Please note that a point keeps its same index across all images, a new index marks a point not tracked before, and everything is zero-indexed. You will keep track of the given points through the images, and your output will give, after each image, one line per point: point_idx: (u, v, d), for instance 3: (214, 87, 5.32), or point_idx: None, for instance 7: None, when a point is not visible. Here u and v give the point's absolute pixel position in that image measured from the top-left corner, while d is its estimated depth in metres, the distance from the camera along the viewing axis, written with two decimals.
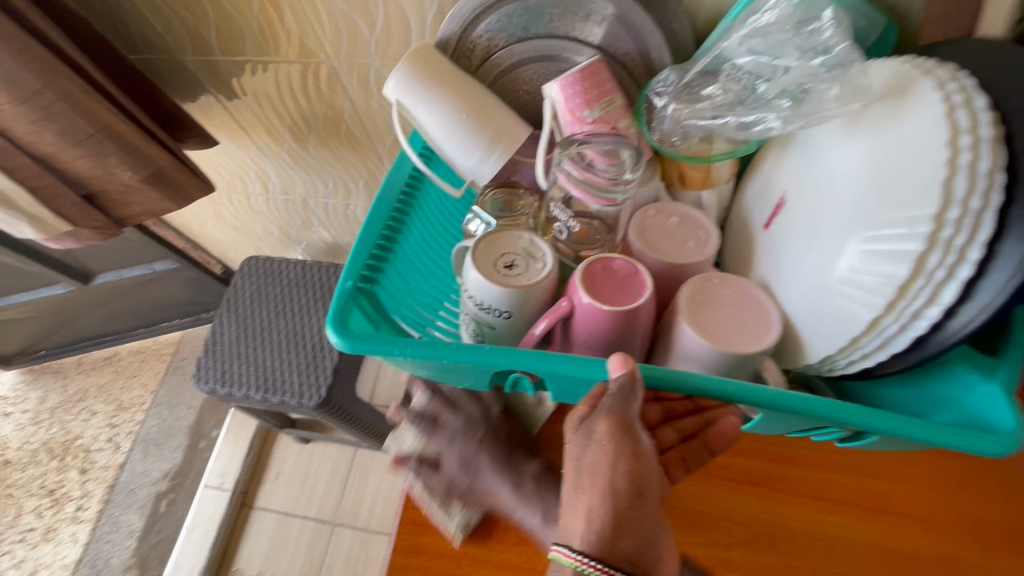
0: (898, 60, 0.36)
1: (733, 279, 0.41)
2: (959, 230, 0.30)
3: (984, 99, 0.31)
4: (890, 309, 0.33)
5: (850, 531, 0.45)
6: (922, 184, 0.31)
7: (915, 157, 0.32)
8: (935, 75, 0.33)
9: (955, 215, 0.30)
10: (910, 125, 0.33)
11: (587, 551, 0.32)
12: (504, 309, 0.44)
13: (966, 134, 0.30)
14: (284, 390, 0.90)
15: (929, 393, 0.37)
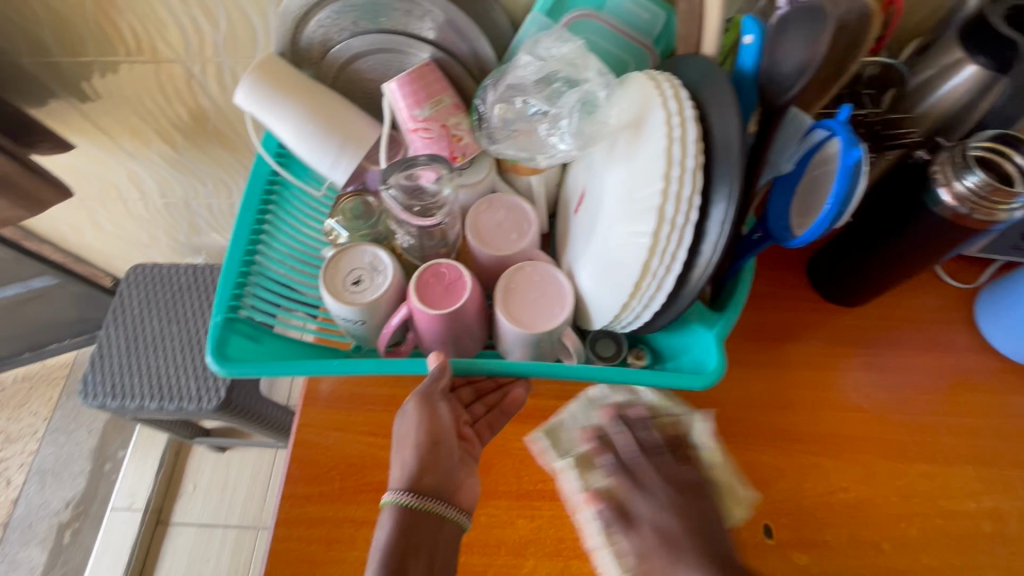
0: (648, 77, 0.42)
1: (541, 265, 0.50)
2: (670, 240, 0.39)
3: (693, 131, 0.38)
4: (635, 292, 0.43)
5: (675, 450, 0.53)
6: (649, 201, 0.40)
7: (647, 177, 0.40)
8: (665, 101, 0.40)
9: (665, 229, 0.39)
10: (648, 147, 0.40)
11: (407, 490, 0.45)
12: (362, 320, 0.49)
13: (676, 164, 0.38)
14: (181, 397, 0.89)
15: (680, 340, 0.49)
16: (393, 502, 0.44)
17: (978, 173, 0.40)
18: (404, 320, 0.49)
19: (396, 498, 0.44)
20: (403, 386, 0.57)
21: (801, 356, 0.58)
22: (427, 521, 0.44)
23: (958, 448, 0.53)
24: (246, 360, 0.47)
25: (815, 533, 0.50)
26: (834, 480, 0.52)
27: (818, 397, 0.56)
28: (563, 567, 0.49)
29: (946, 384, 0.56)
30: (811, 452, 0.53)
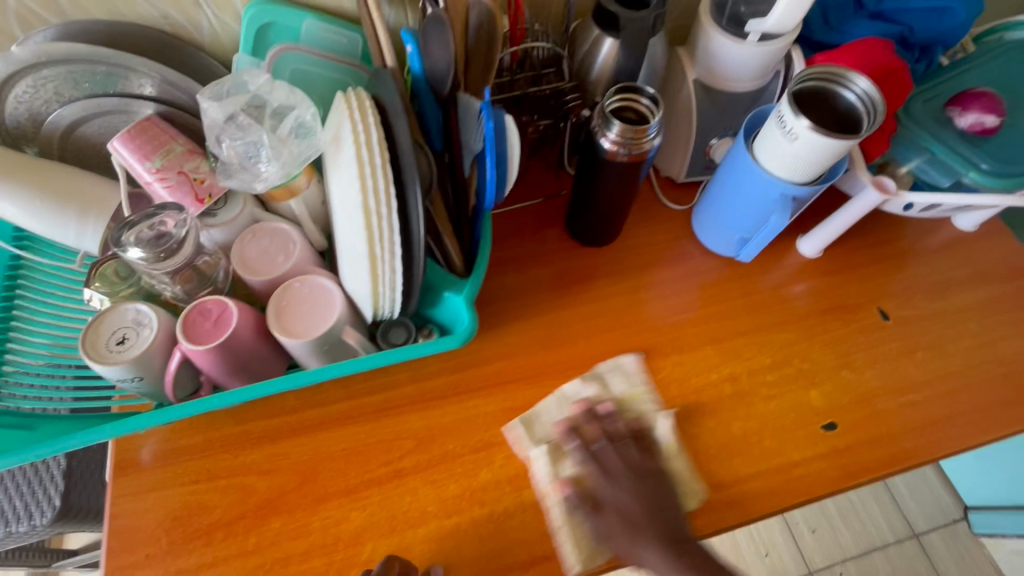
0: (342, 95, 0.48)
1: (309, 277, 0.54)
2: (381, 230, 0.45)
3: (373, 134, 0.44)
4: (377, 281, 0.49)
5: (482, 405, 0.61)
6: (355, 201, 0.45)
7: (350, 180, 0.46)
8: (349, 112, 0.46)
9: (374, 222, 0.45)
10: (345, 155, 0.46)
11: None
12: (138, 376, 0.49)
13: (366, 165, 0.44)
14: (7, 520, 0.81)
15: (446, 311, 0.56)
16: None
17: (616, 123, 0.52)
18: (182, 362, 0.50)
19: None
20: (218, 426, 0.58)
21: (573, 296, 0.68)
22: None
23: (698, 336, 0.65)
24: (15, 449, 0.46)
25: (604, 438, 0.59)
26: (612, 389, 0.62)
27: (591, 326, 0.66)
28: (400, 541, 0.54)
29: (684, 287, 0.69)
30: (591, 373, 0.63)
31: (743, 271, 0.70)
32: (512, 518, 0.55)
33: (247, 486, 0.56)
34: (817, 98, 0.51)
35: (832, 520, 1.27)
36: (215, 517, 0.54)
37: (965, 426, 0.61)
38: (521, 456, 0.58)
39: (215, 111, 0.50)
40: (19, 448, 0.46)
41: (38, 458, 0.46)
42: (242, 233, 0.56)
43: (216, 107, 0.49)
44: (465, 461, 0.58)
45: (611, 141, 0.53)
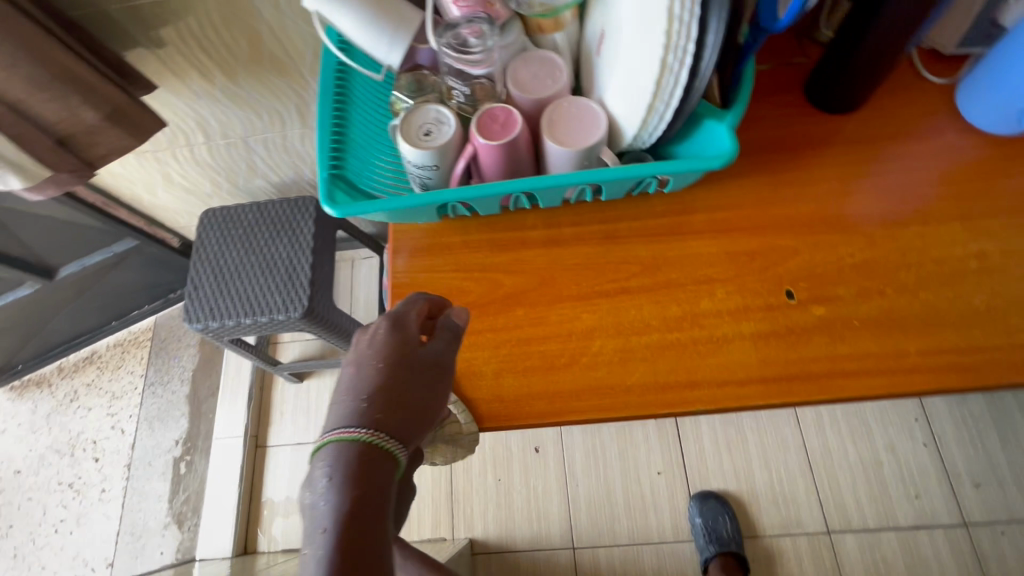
0: None
1: (576, 100, 0.60)
2: (678, 34, 0.49)
3: None
4: (658, 90, 0.52)
5: (705, 246, 0.64)
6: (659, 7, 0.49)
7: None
8: None
9: (671, 26, 0.48)
10: None
11: (371, 426, 0.44)
12: (436, 165, 0.59)
13: None
14: (270, 309, 1.03)
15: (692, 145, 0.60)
16: (348, 444, 0.43)
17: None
18: (468, 162, 0.60)
19: (357, 436, 0.43)
20: (470, 231, 0.69)
21: (809, 159, 0.67)
22: (377, 459, 0.43)
23: (945, 211, 0.62)
24: (353, 205, 0.58)
25: (828, 289, 0.60)
26: (841, 249, 0.62)
27: (823, 190, 0.65)
28: (625, 343, 0.61)
29: (926, 163, 0.65)
30: (817, 232, 0.63)
31: (1014, 152, 0.64)
32: (732, 342, 0.60)
33: (495, 280, 0.66)
34: None
35: (1002, 479, 1.18)
36: (471, 298, 0.65)
37: None
38: (744, 293, 0.61)
39: None
40: (351, 204, 0.57)
41: (366, 214, 0.58)
42: (516, 57, 0.62)
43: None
44: (688, 289, 0.62)
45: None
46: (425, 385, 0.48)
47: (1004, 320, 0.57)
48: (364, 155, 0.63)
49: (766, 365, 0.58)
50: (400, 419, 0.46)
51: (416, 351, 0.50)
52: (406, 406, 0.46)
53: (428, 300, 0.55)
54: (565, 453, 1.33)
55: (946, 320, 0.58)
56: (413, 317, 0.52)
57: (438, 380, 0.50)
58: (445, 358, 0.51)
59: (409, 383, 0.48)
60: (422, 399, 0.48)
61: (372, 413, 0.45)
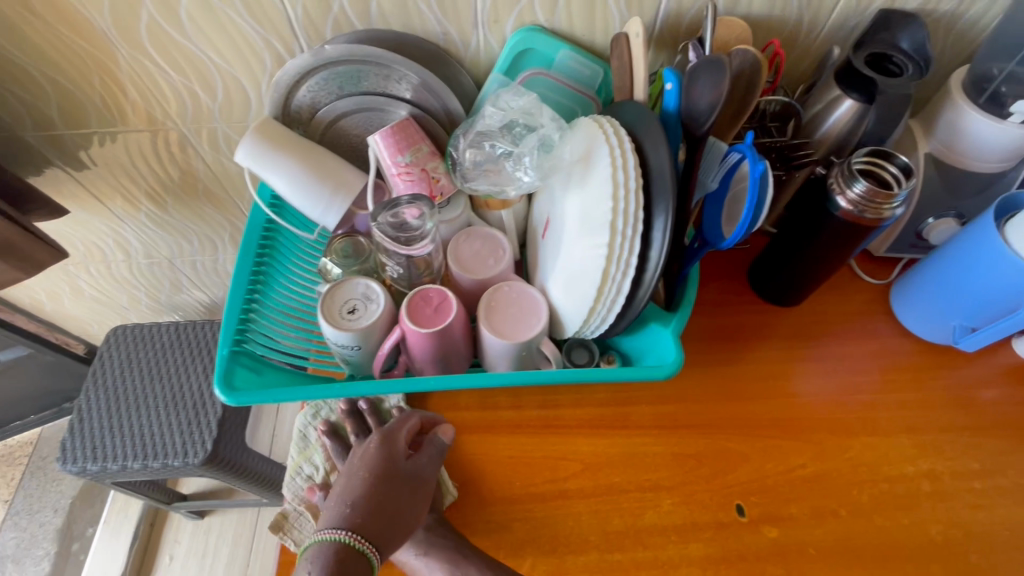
0: (591, 120, 0.52)
1: (518, 284, 0.56)
2: (618, 248, 0.47)
3: (631, 159, 0.47)
4: (599, 297, 0.50)
5: (651, 445, 0.59)
6: (602, 218, 0.47)
7: (595, 197, 0.48)
8: (608, 141, 0.48)
9: (611, 239, 0.47)
10: (597, 176, 0.48)
11: (349, 528, 0.51)
12: (359, 346, 0.53)
13: (621, 187, 0.46)
14: (166, 452, 0.89)
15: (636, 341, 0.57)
16: (334, 540, 0.50)
17: (860, 183, 0.50)
18: (396, 342, 0.53)
19: (334, 536, 0.50)
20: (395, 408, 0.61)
21: (756, 353, 0.65)
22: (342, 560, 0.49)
23: (891, 421, 0.60)
24: (252, 390, 0.50)
25: (780, 507, 0.55)
26: (791, 458, 0.58)
27: (770, 388, 0.62)
28: (560, 564, 0.53)
29: (870, 365, 0.64)
30: (767, 436, 0.59)
31: (952, 364, 0.64)
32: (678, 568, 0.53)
33: None
34: None
35: None
36: None
37: None
38: (692, 507, 0.55)
39: (482, 118, 0.56)
40: (249, 390, 0.50)
41: (267, 402, 0.50)
42: (458, 233, 0.60)
43: (495, 110, 0.55)
44: (631, 498, 0.56)
45: (850, 200, 0.51)
46: (402, 498, 0.53)
47: (962, 557, 0.53)
48: (275, 328, 0.57)
49: None
50: (374, 527, 0.51)
51: (400, 462, 0.55)
52: (377, 516, 0.52)
53: (420, 418, 0.59)
54: None
55: (903, 553, 0.53)
56: (403, 429, 0.56)
57: (416, 492, 0.54)
58: (424, 475, 0.55)
59: (390, 496, 0.53)
60: (394, 511, 0.52)
61: (354, 517, 0.51)
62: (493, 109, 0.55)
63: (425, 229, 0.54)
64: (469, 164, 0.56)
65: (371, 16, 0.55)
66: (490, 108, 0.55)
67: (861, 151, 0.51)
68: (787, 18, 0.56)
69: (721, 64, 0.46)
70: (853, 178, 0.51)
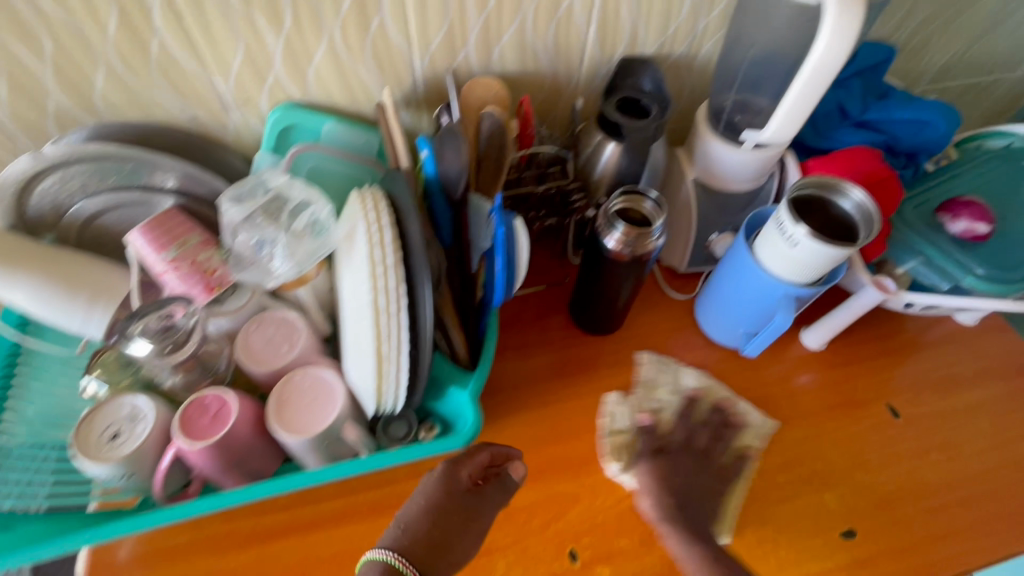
0: (359, 195, 0.49)
1: (313, 370, 0.53)
2: (387, 326, 0.45)
3: (388, 234, 0.46)
4: (383, 377, 0.47)
5: None
6: (366, 299, 0.46)
7: (359, 277, 0.47)
8: (366, 217, 0.47)
9: (378, 319, 0.45)
10: (359, 254, 0.47)
11: (398, 551, 0.48)
12: (127, 474, 0.47)
13: (379, 265, 0.45)
14: None
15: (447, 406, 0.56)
16: (380, 561, 0.47)
17: (619, 227, 0.53)
18: (175, 459, 0.48)
19: (384, 557, 0.47)
20: (202, 525, 0.55)
21: (581, 387, 0.66)
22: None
23: None
24: None
25: (611, 543, 0.56)
26: (618, 489, 0.59)
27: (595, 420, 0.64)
28: None
29: (684, 380, 0.68)
30: (596, 471, 0.60)
31: (751, 363, 0.69)
32: None
33: None
34: (815, 211, 0.53)
35: None
36: None
37: (972, 534, 0.59)
38: (524, 563, 0.55)
39: (225, 212, 0.52)
40: None
41: (14, 564, 0.45)
42: (248, 321, 0.56)
43: (235, 207, 0.52)
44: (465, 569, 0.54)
45: (617, 242, 0.54)
46: (452, 529, 0.50)
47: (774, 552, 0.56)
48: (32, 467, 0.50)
49: None
50: (424, 553, 0.48)
51: (461, 492, 0.52)
52: (431, 542, 0.49)
53: (489, 451, 0.55)
54: None
55: None
56: (474, 458, 0.54)
57: (464, 528, 0.51)
58: (482, 506, 0.52)
59: (443, 525, 0.50)
60: (445, 539, 0.49)
61: (403, 541, 0.49)
62: (236, 203, 0.52)
63: (197, 330, 0.51)
64: (236, 259, 0.53)
65: (101, 110, 0.50)
66: (229, 204, 0.52)
67: (616, 193, 0.55)
68: (539, 72, 0.60)
69: (458, 133, 0.48)
70: (614, 221, 0.54)
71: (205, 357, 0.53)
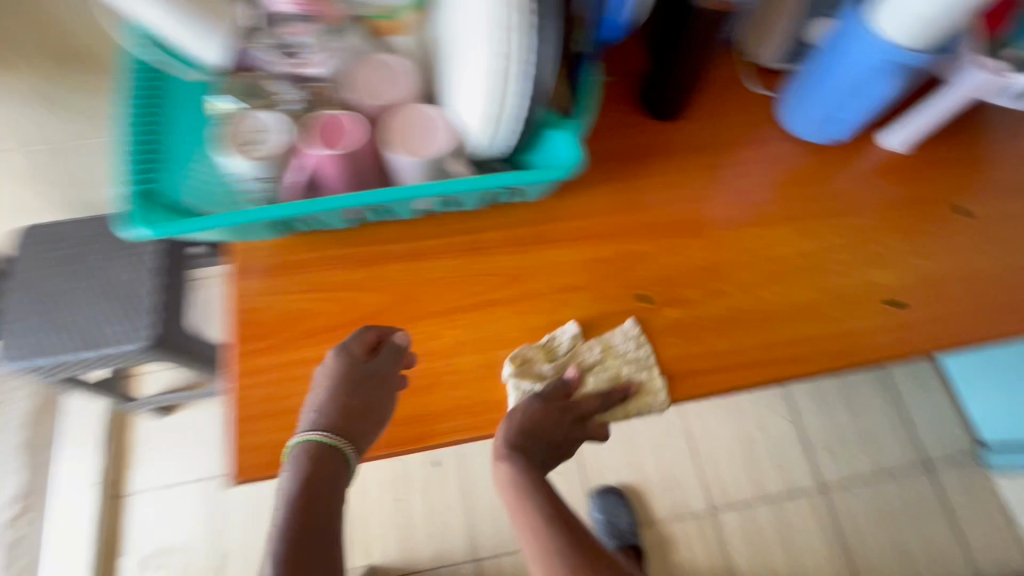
0: None
1: (424, 109, 0.56)
2: (504, 47, 0.48)
3: None
4: (497, 100, 0.51)
5: (566, 254, 0.64)
6: (486, 16, 0.48)
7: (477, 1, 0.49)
8: None
9: (497, 36, 0.48)
10: None
11: (330, 428, 0.52)
12: (268, 176, 0.53)
13: None
14: (108, 340, 0.92)
15: (540, 154, 0.59)
16: (311, 442, 0.51)
17: None
18: (308, 172, 0.54)
19: (311, 437, 0.51)
20: (321, 246, 0.64)
21: (657, 168, 0.69)
22: (326, 454, 0.51)
23: (774, 214, 0.68)
24: (173, 224, 0.51)
25: (679, 292, 0.63)
26: (689, 252, 0.65)
27: (671, 196, 0.68)
28: (489, 356, 0.60)
29: (758, 170, 0.70)
30: (671, 237, 0.66)
31: (825, 159, 0.71)
32: (591, 350, 0.60)
33: (352, 299, 0.62)
34: None
35: (849, 444, 1.34)
36: (322, 322, 0.61)
37: None
38: (604, 299, 0.62)
39: None
40: (170, 223, 0.51)
41: (184, 234, 0.52)
42: (358, 60, 0.57)
43: None
44: (550, 298, 0.62)
45: None
46: (374, 396, 0.53)
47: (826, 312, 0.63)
48: (182, 172, 0.55)
49: (625, 368, 0.60)
50: (354, 422, 0.52)
51: (358, 367, 0.54)
52: (353, 410, 0.52)
53: (376, 330, 0.57)
54: (465, 463, 1.29)
55: (775, 313, 0.63)
56: (361, 337, 0.56)
57: (381, 387, 0.54)
58: (389, 372, 0.55)
59: (391, 400, 0.54)
60: (364, 403, 0.53)
61: (340, 413, 0.52)
62: None
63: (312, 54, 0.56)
64: None
65: None
66: None
67: None
68: None
69: None
70: None
71: (316, 78, 0.56)
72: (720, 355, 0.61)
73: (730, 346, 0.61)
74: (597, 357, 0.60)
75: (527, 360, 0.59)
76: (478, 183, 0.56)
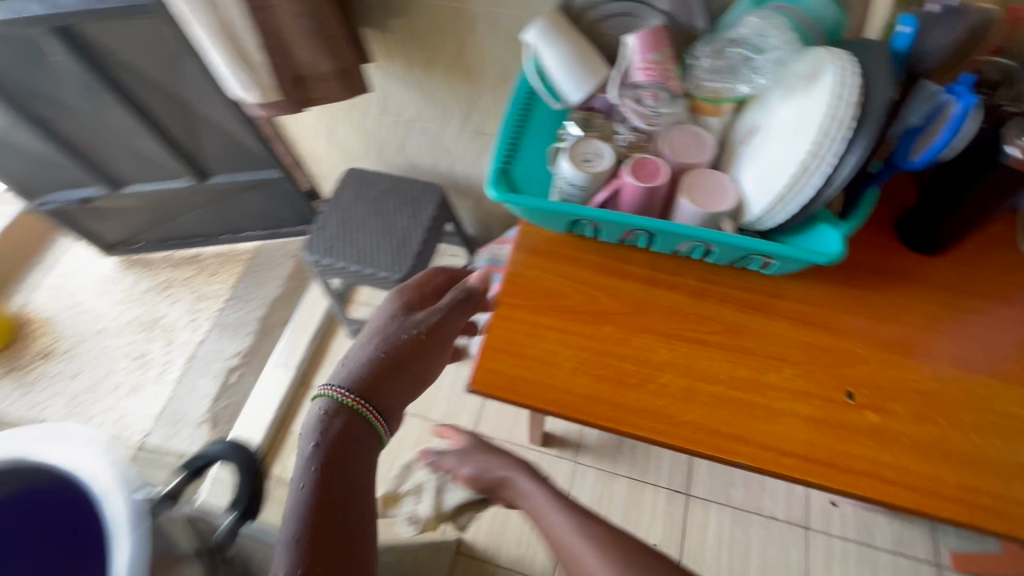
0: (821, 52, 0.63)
1: (716, 175, 0.70)
2: (815, 149, 0.59)
3: (854, 78, 0.58)
4: (790, 187, 0.62)
5: (785, 329, 0.72)
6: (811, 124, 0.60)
7: (807, 110, 0.61)
8: (837, 64, 0.59)
9: (814, 140, 0.59)
10: (817, 93, 0.61)
11: (344, 390, 0.63)
12: (583, 187, 0.72)
13: (838, 98, 0.58)
14: (375, 264, 1.21)
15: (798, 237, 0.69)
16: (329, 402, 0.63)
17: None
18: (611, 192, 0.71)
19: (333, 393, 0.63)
20: (584, 248, 0.79)
21: (897, 289, 0.74)
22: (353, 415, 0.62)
23: (1013, 373, 0.67)
24: (513, 196, 0.72)
25: (886, 403, 0.66)
26: (908, 372, 0.68)
27: (903, 317, 0.72)
28: (692, 383, 0.69)
29: (1007, 327, 0.71)
30: (892, 351, 0.69)
31: None
32: (784, 416, 0.66)
33: (595, 297, 0.76)
34: None
35: None
36: (567, 303, 0.75)
37: None
38: (810, 379, 0.68)
39: (733, 32, 0.71)
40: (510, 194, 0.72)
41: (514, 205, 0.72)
42: (675, 125, 0.73)
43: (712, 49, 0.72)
44: (760, 359, 0.70)
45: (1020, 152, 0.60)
46: (411, 355, 0.67)
47: None
48: (523, 166, 0.77)
49: (812, 444, 0.64)
50: (385, 383, 0.65)
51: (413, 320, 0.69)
52: (392, 367, 0.66)
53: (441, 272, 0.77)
54: (574, 491, 1.36)
55: (986, 462, 0.62)
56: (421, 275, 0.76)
57: (427, 348, 0.68)
58: (444, 323, 0.70)
59: (431, 340, 0.69)
60: (411, 363, 0.67)
61: (353, 381, 0.64)
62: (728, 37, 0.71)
63: (654, 111, 0.73)
64: (709, 67, 0.72)
65: None
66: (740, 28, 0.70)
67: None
68: None
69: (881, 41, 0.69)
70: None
71: (640, 128, 0.74)
72: (914, 475, 0.62)
73: (927, 471, 0.62)
74: (787, 425, 0.66)
75: (724, 400, 0.68)
76: (740, 242, 0.67)
